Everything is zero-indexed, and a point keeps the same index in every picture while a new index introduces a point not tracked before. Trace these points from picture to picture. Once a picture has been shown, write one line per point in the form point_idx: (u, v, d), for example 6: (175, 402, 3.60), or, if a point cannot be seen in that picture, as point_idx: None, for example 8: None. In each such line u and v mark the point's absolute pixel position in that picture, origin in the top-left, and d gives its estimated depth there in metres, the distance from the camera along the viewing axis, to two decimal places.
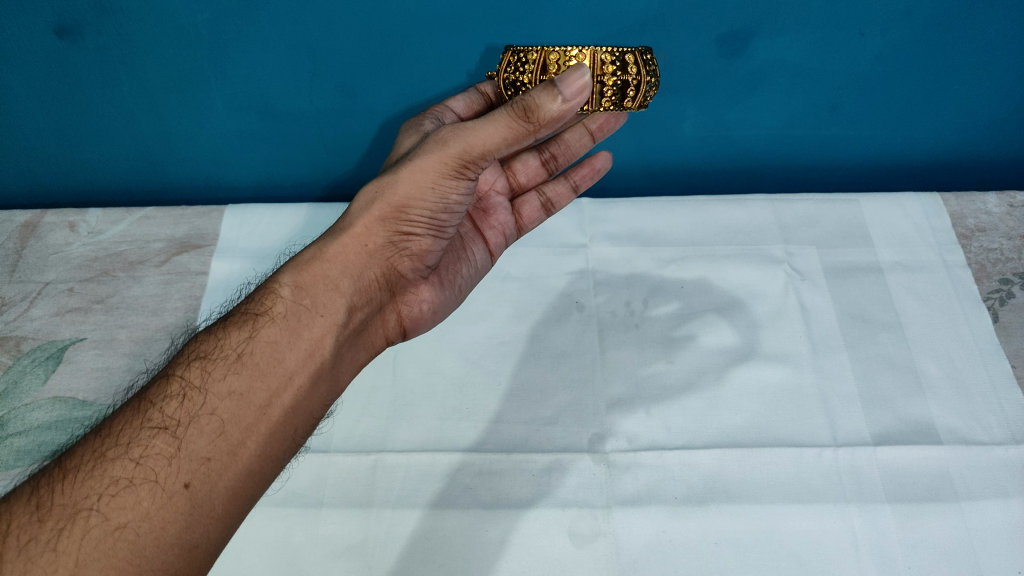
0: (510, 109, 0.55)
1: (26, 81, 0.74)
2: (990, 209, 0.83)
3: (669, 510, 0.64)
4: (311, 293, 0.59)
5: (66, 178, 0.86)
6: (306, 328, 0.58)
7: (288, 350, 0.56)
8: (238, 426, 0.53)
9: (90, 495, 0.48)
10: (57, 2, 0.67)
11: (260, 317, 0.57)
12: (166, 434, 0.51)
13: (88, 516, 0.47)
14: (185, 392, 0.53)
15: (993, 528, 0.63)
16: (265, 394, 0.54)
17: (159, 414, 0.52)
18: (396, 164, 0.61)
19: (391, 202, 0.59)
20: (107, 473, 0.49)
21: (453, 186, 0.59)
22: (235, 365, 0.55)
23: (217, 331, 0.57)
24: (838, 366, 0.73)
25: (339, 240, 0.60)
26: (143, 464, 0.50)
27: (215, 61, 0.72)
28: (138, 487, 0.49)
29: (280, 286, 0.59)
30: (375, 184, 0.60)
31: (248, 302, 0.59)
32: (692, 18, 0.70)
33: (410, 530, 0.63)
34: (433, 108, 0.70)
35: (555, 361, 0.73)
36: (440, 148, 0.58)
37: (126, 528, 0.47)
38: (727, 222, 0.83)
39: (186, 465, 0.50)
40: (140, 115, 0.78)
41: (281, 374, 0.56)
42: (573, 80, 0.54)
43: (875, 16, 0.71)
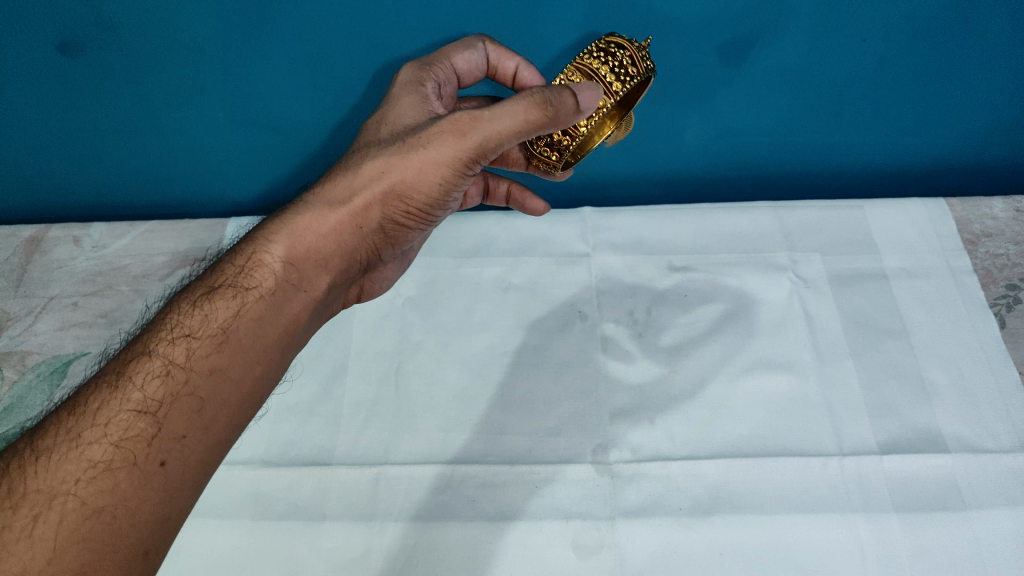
0: (526, 104, 0.56)
1: (28, 97, 0.75)
2: (996, 215, 0.83)
3: (674, 521, 0.63)
4: (299, 268, 0.56)
5: (70, 192, 0.87)
6: (287, 303, 0.55)
7: (270, 325, 0.54)
8: (215, 401, 0.50)
9: (66, 480, 0.44)
10: (59, 20, 0.67)
11: (247, 291, 0.54)
12: (145, 415, 0.47)
13: (64, 501, 0.43)
14: (168, 369, 0.49)
15: (1002, 538, 0.62)
16: (242, 370, 0.52)
17: (137, 394, 0.48)
18: (405, 140, 0.58)
19: (396, 186, 0.58)
20: (84, 456, 0.45)
21: (456, 181, 0.60)
22: (219, 342, 0.51)
23: (201, 304, 0.53)
24: (843, 374, 0.72)
25: (337, 211, 0.58)
26: (122, 446, 0.46)
27: (216, 74, 0.73)
28: (115, 471, 0.45)
29: (271, 258, 0.55)
30: (382, 160, 0.58)
31: (233, 269, 0.55)
32: (691, 28, 0.70)
33: (412, 542, 0.62)
34: (434, 59, 0.68)
35: (558, 372, 0.73)
36: (456, 140, 0.57)
37: (105, 511, 0.44)
38: (730, 231, 0.83)
39: (163, 443, 0.47)
40: (143, 130, 0.79)
41: (260, 350, 0.53)
42: (587, 92, 0.57)
43: (876, 21, 0.71)
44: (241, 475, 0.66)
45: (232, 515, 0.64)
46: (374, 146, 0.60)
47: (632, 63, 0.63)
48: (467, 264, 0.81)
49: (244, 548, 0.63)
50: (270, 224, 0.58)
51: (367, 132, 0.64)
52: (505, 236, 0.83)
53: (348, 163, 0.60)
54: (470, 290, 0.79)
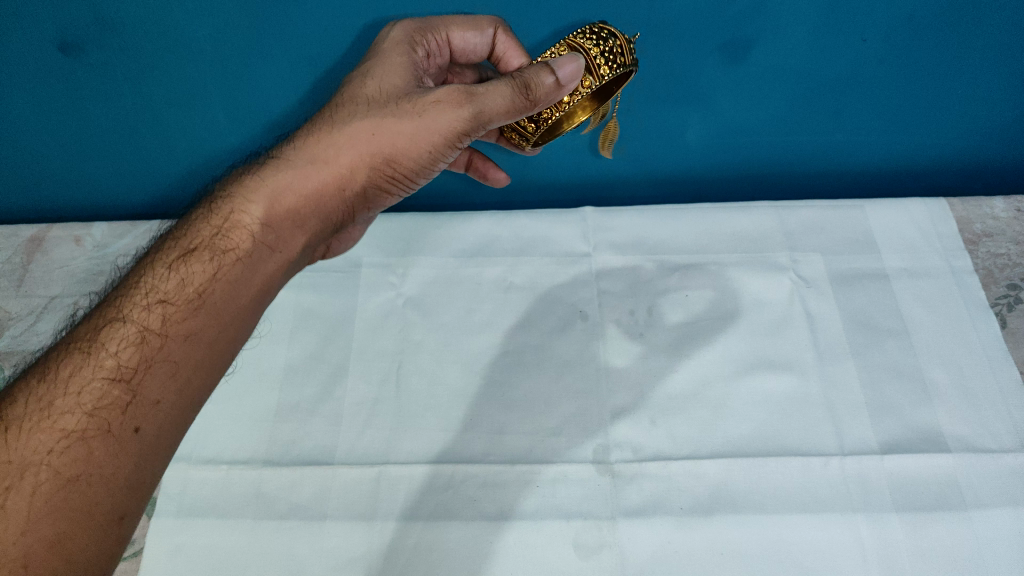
0: (512, 83, 0.58)
1: (28, 97, 0.75)
2: (997, 214, 0.83)
3: (675, 521, 0.63)
4: (276, 229, 0.56)
5: (71, 190, 0.87)
6: (263, 265, 0.55)
7: (246, 287, 0.54)
8: (190, 365, 0.50)
9: (39, 450, 0.45)
10: (59, 21, 0.67)
11: (223, 254, 0.54)
12: (119, 382, 0.48)
13: (38, 472, 0.44)
14: (142, 336, 0.50)
15: (1003, 537, 0.62)
16: (219, 334, 0.52)
17: (111, 359, 0.49)
18: (396, 106, 0.58)
19: (387, 154, 0.58)
20: (56, 426, 0.46)
21: (444, 151, 0.60)
22: (195, 306, 0.51)
23: (175, 267, 0.53)
24: (844, 373, 0.72)
25: (320, 172, 0.57)
26: (95, 415, 0.47)
27: (216, 73, 0.73)
28: (88, 440, 0.46)
29: (248, 220, 0.55)
30: (370, 123, 0.58)
31: (209, 230, 0.55)
32: (692, 28, 0.70)
33: (413, 542, 0.62)
34: (432, 26, 0.66)
35: (558, 371, 0.73)
36: (443, 111, 0.57)
37: (79, 480, 0.45)
38: (730, 231, 0.83)
39: (138, 410, 0.47)
40: (144, 128, 0.79)
41: (236, 313, 0.53)
42: (569, 66, 0.59)
43: (878, 21, 0.70)
44: (242, 475, 0.66)
45: (233, 514, 0.64)
46: (358, 105, 0.59)
47: (620, 52, 0.63)
48: (468, 264, 0.81)
49: (245, 547, 0.63)
50: (247, 180, 0.57)
51: (348, 81, 0.62)
52: (506, 236, 0.83)
53: (330, 118, 0.59)
54: (471, 289, 0.79)
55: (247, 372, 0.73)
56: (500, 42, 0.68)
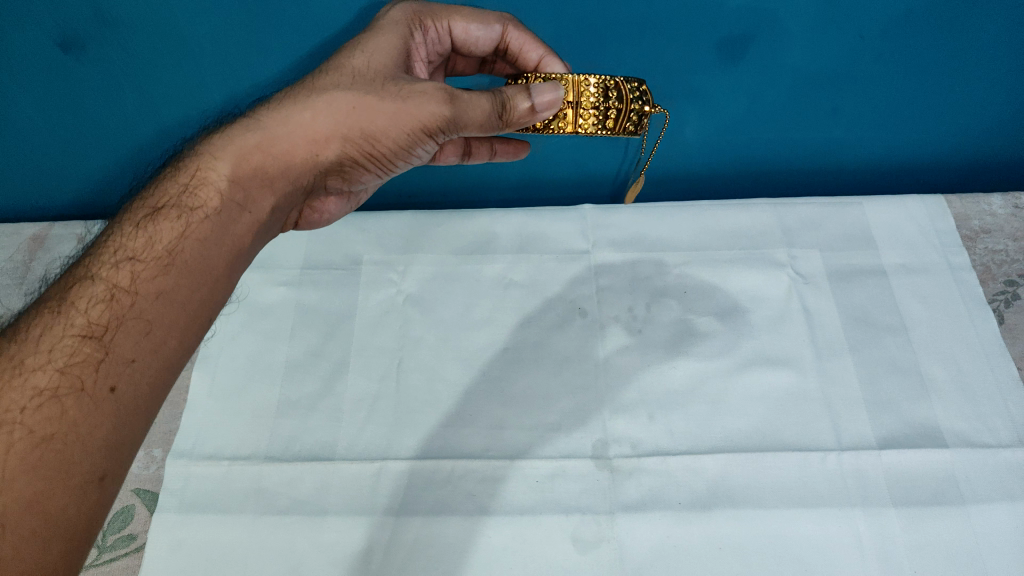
0: (494, 98, 0.59)
1: (32, 91, 0.78)
2: (995, 211, 0.84)
3: (673, 516, 0.64)
4: (245, 189, 0.56)
5: (75, 186, 0.91)
6: (233, 225, 0.55)
7: (216, 248, 0.54)
8: (163, 322, 0.50)
9: (10, 408, 0.44)
10: (61, 19, 0.70)
11: (193, 212, 0.54)
12: (90, 339, 0.47)
13: (12, 430, 0.43)
14: (112, 294, 0.49)
15: (999, 532, 0.62)
16: (191, 293, 0.51)
17: (82, 318, 0.48)
18: (380, 86, 0.59)
19: (364, 129, 0.59)
20: (28, 383, 0.45)
21: (422, 137, 0.61)
22: (166, 264, 0.51)
23: (143, 226, 0.53)
24: (842, 369, 0.73)
25: (290, 138, 0.57)
26: (68, 372, 0.46)
27: (216, 67, 0.76)
28: (62, 398, 0.45)
29: (215, 177, 0.55)
30: (352, 98, 0.58)
31: (176, 188, 0.55)
32: (689, 27, 0.71)
33: (413, 536, 0.63)
34: (434, 15, 0.67)
35: (557, 367, 0.73)
36: (423, 101, 0.58)
37: (55, 438, 0.43)
38: (729, 227, 0.84)
39: (112, 367, 0.47)
40: (145, 119, 0.82)
41: (207, 273, 0.53)
42: (547, 95, 0.59)
43: (875, 18, 0.71)
44: (243, 471, 0.67)
45: (233, 510, 0.64)
46: (341, 76, 0.59)
47: (614, 118, 0.62)
48: (467, 262, 0.81)
49: (245, 543, 0.63)
50: (214, 141, 0.58)
51: (334, 53, 0.62)
52: (506, 233, 0.84)
53: (308, 86, 0.59)
54: (470, 286, 0.79)
55: (249, 368, 0.74)
56: (510, 41, 0.68)
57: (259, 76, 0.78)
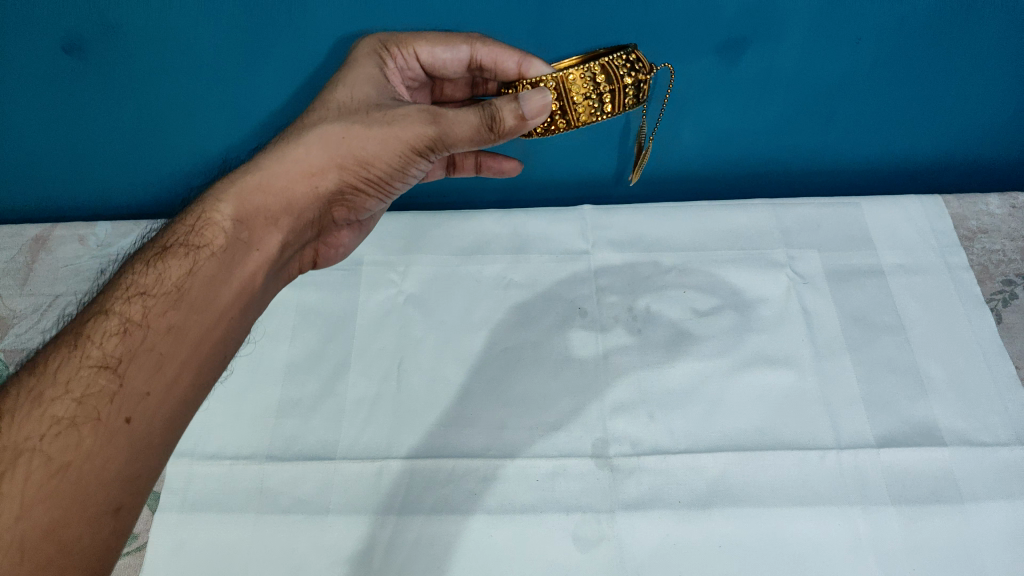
0: (482, 112, 0.58)
1: (37, 95, 0.80)
2: (992, 211, 0.84)
3: (673, 514, 0.64)
4: (250, 226, 0.56)
5: (77, 190, 0.93)
6: (240, 261, 0.55)
7: (224, 284, 0.53)
8: (175, 357, 0.50)
9: (30, 436, 0.45)
10: (65, 25, 0.72)
11: (200, 249, 0.54)
12: (105, 371, 0.47)
13: (30, 457, 0.44)
14: (125, 327, 0.49)
15: (997, 529, 0.63)
16: (201, 328, 0.51)
17: (96, 350, 0.48)
18: (365, 113, 0.59)
19: (356, 155, 0.59)
20: (46, 413, 0.45)
21: (414, 159, 0.61)
22: (175, 300, 0.51)
23: (154, 263, 0.54)
24: (840, 369, 0.73)
25: (287, 175, 0.58)
26: (84, 403, 0.46)
27: (219, 74, 0.77)
28: (78, 428, 0.45)
29: (220, 217, 0.55)
30: (340, 128, 0.59)
31: (184, 228, 0.55)
32: (688, 31, 0.72)
33: (414, 535, 0.63)
34: (400, 42, 0.68)
35: (557, 368, 0.73)
36: (411, 123, 0.58)
37: (70, 468, 0.44)
38: (728, 228, 0.84)
39: (126, 400, 0.47)
40: (147, 125, 0.84)
41: (216, 309, 0.53)
42: (535, 101, 0.57)
43: (873, 22, 0.72)
44: (244, 470, 0.67)
45: (235, 510, 0.65)
46: (330, 111, 0.61)
47: (611, 101, 0.61)
48: (468, 263, 0.82)
49: (246, 543, 0.63)
50: (219, 185, 0.58)
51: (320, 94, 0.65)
52: (506, 235, 0.84)
53: (300, 126, 0.60)
54: (470, 288, 0.80)
55: (250, 368, 0.74)
56: (481, 55, 0.68)
57: (260, 79, 0.79)
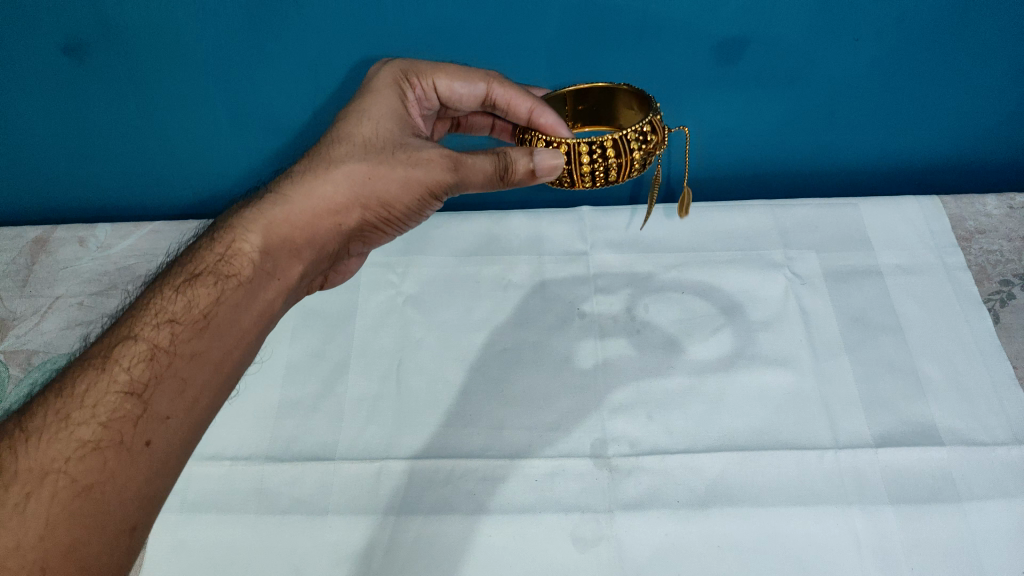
0: (497, 160, 0.58)
1: (40, 96, 0.81)
2: (989, 212, 0.85)
3: (672, 514, 0.64)
4: (274, 256, 0.55)
5: (76, 194, 0.92)
6: (263, 291, 0.54)
7: (247, 313, 0.53)
8: (197, 382, 0.50)
9: (57, 458, 0.44)
10: (69, 26, 0.75)
11: (227, 278, 0.53)
12: (131, 395, 0.47)
13: (56, 479, 0.43)
14: (152, 353, 0.49)
15: (996, 529, 0.62)
16: (222, 354, 0.51)
17: (124, 374, 0.48)
18: (390, 154, 0.58)
19: (378, 197, 0.58)
20: (73, 435, 0.45)
21: (432, 202, 0.60)
22: (201, 326, 0.51)
23: (182, 288, 0.53)
24: (839, 369, 0.73)
25: (311, 209, 0.57)
26: (109, 426, 0.46)
27: (221, 79, 0.79)
28: (102, 451, 0.45)
29: (248, 248, 0.54)
30: (366, 168, 0.57)
31: (211, 254, 0.55)
32: (686, 29, 0.73)
33: (412, 535, 0.63)
34: (421, 72, 0.66)
35: (557, 368, 0.74)
36: (436, 169, 0.57)
37: (94, 488, 0.44)
38: (727, 229, 0.85)
39: (149, 424, 0.47)
40: (146, 128, 0.85)
41: (238, 335, 0.53)
42: (546, 159, 0.58)
43: (868, 22, 0.73)
44: (245, 470, 0.67)
45: (235, 510, 0.65)
46: (355, 145, 0.59)
47: (616, 170, 0.62)
48: (468, 263, 0.82)
49: (246, 543, 0.63)
50: (244, 211, 0.57)
51: (340, 121, 0.61)
52: (506, 237, 0.85)
53: (324, 155, 0.58)
54: (471, 288, 0.80)
55: (252, 370, 0.74)
56: (499, 95, 0.66)
57: (260, 81, 0.79)
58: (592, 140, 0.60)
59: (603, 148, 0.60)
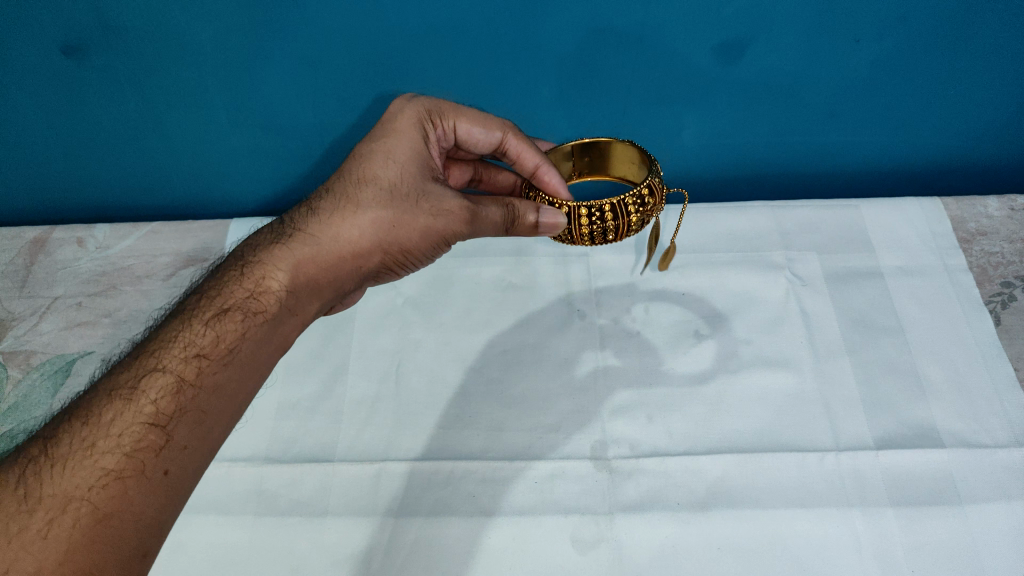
0: (506, 212, 0.62)
1: (39, 96, 0.81)
2: (991, 213, 0.84)
3: (671, 516, 0.64)
4: (298, 294, 0.56)
5: (75, 195, 0.92)
6: (284, 327, 0.56)
7: (269, 350, 0.54)
8: (218, 414, 0.50)
9: (80, 485, 0.43)
10: (67, 26, 0.74)
11: (254, 314, 0.54)
12: (156, 426, 0.47)
13: (79, 506, 0.43)
14: (179, 384, 0.49)
15: (997, 531, 0.62)
16: (243, 388, 0.52)
17: (150, 406, 0.47)
18: (415, 203, 0.60)
19: (400, 244, 0.60)
20: (96, 462, 0.44)
21: (443, 246, 0.64)
22: (227, 360, 0.51)
23: (210, 321, 0.53)
24: (840, 371, 0.73)
25: (337, 250, 0.58)
26: (134, 455, 0.45)
27: (220, 80, 0.79)
28: (125, 479, 0.44)
29: (276, 285, 0.55)
30: (392, 215, 0.59)
31: (239, 287, 0.55)
32: (687, 30, 0.73)
33: (411, 537, 0.63)
34: (444, 113, 0.66)
35: (557, 370, 0.73)
36: (456, 220, 0.61)
37: (115, 516, 0.43)
38: (727, 230, 0.85)
39: (172, 454, 0.47)
40: (146, 129, 0.84)
41: (258, 370, 0.54)
42: (552, 220, 0.63)
43: (871, 24, 0.73)
44: (243, 472, 0.67)
45: (234, 513, 0.65)
46: (381, 189, 0.60)
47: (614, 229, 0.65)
48: (468, 265, 0.82)
49: (245, 545, 0.63)
50: (271, 245, 0.58)
51: (362, 159, 0.61)
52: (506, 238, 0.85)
53: (351, 198, 0.59)
54: (470, 290, 0.80)
55: None
56: (510, 146, 0.67)
57: (260, 82, 0.79)
58: (591, 203, 0.64)
59: (601, 212, 0.64)
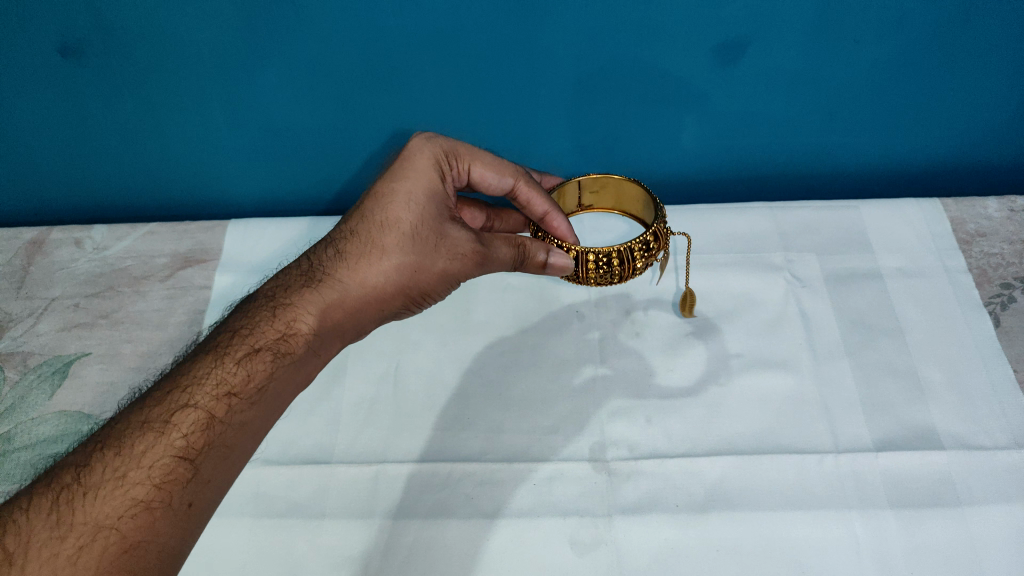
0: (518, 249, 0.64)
1: (35, 96, 0.81)
2: (990, 215, 0.84)
3: (670, 519, 0.63)
4: (322, 335, 0.58)
5: (72, 196, 0.92)
6: (308, 367, 0.58)
7: (292, 390, 0.56)
8: (241, 451, 0.52)
9: (110, 514, 0.46)
10: (65, 26, 0.74)
11: (280, 354, 0.56)
12: (184, 460, 0.49)
13: (108, 535, 0.45)
14: (209, 421, 0.51)
15: (997, 533, 0.62)
16: (266, 426, 0.54)
17: (181, 441, 0.50)
18: (436, 247, 0.61)
19: (419, 287, 0.62)
20: (126, 492, 0.47)
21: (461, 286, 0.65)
22: (253, 400, 0.54)
23: (240, 358, 0.55)
24: (839, 373, 0.73)
25: (361, 292, 0.60)
26: (162, 488, 0.48)
27: (217, 80, 0.79)
28: (152, 511, 0.47)
29: (304, 328, 0.57)
30: (413, 260, 0.60)
31: (269, 325, 0.57)
32: (686, 31, 0.73)
33: (409, 539, 0.62)
34: (460, 154, 0.65)
35: (556, 371, 0.73)
36: (473, 264, 0.62)
37: (141, 546, 0.46)
38: (727, 232, 0.85)
39: (196, 488, 0.49)
40: (144, 130, 0.84)
41: (281, 407, 0.56)
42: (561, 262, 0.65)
43: (869, 25, 0.73)
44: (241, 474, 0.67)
45: (231, 515, 0.64)
46: (402, 232, 0.60)
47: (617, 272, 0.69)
48: None
49: (243, 547, 0.63)
50: (301, 283, 0.59)
51: (384, 198, 0.61)
52: None
53: (375, 240, 0.60)
54: (469, 292, 0.80)
55: None
56: (521, 192, 0.67)
57: (258, 83, 0.79)
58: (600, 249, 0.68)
59: (609, 258, 0.68)
